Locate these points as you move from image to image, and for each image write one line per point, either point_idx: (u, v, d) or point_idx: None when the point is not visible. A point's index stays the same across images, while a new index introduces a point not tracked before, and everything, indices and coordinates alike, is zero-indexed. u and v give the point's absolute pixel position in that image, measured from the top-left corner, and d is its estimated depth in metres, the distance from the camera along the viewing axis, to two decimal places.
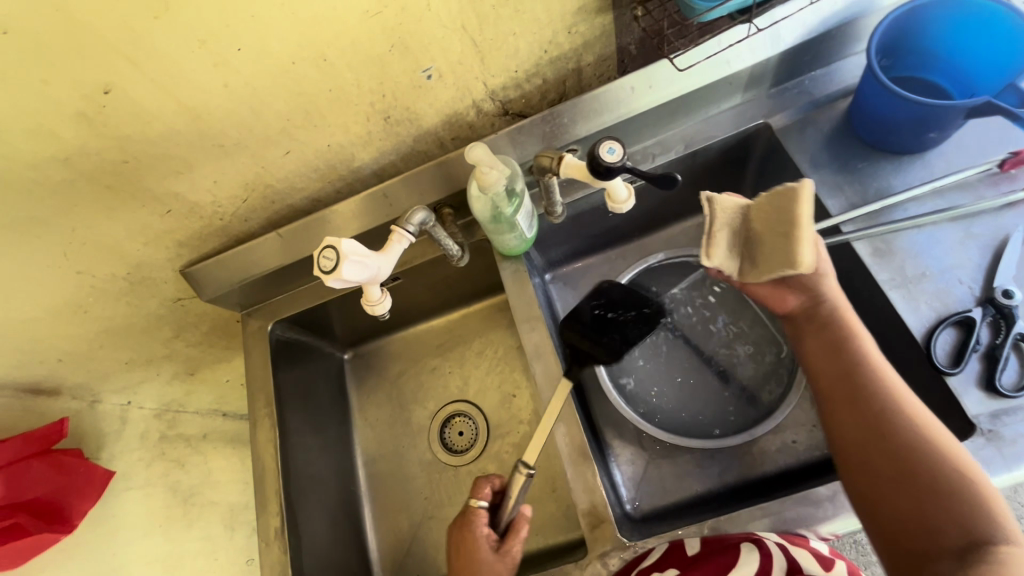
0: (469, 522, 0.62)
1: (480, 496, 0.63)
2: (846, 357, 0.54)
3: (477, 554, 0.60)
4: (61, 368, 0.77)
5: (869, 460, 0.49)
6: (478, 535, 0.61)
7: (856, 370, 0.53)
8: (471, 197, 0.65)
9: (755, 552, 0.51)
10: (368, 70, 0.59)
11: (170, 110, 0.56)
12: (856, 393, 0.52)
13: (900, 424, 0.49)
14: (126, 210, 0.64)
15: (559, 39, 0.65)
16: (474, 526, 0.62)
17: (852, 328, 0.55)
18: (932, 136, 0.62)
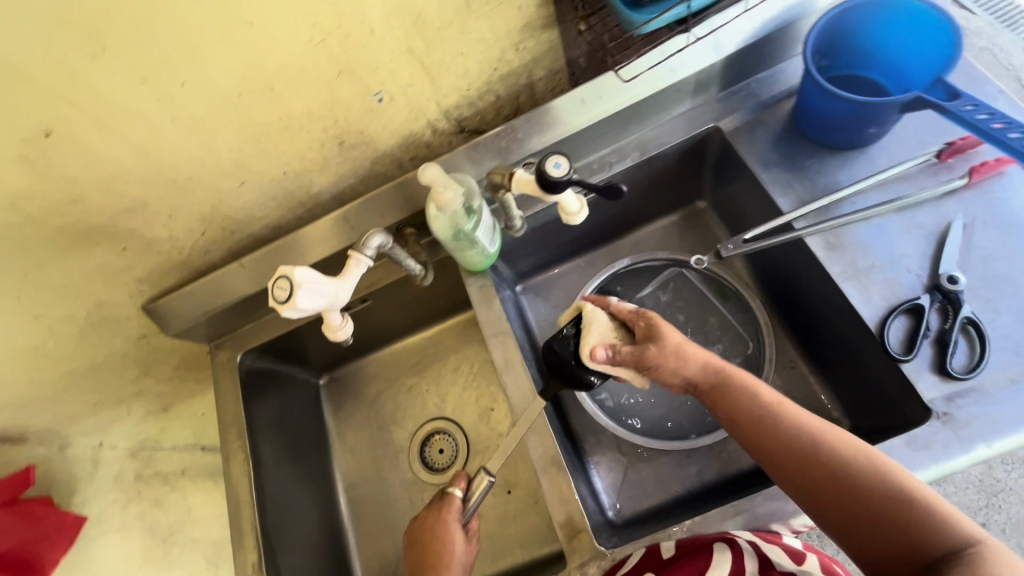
0: (439, 509, 0.64)
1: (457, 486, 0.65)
2: (747, 421, 0.55)
3: (447, 545, 0.61)
4: (25, 415, 0.71)
5: (824, 511, 0.49)
6: (448, 523, 0.62)
7: (761, 430, 0.54)
8: (429, 217, 0.65)
9: (727, 552, 0.52)
10: (318, 97, 0.60)
11: (117, 148, 0.55)
12: (773, 453, 0.53)
13: (827, 471, 0.49)
14: (79, 251, 0.63)
15: (508, 56, 0.66)
16: (445, 513, 0.63)
17: (735, 390, 0.57)
18: (871, 131, 0.64)
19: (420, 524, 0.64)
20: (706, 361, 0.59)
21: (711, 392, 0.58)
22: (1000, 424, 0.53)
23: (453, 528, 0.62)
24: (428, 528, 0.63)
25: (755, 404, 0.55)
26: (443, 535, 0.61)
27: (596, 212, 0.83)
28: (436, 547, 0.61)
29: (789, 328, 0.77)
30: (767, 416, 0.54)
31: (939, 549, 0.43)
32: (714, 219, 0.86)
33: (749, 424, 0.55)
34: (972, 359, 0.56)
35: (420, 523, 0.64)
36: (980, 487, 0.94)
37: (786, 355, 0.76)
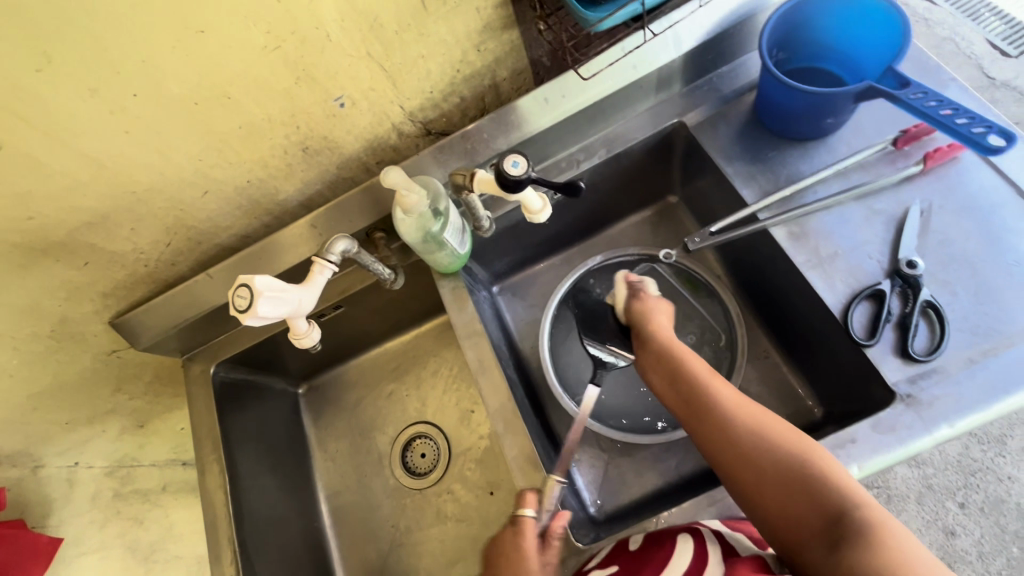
0: (513, 535, 0.54)
1: (525, 504, 0.57)
2: (682, 385, 0.57)
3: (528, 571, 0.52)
4: None
5: (735, 473, 0.51)
6: (524, 551, 0.53)
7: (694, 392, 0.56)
8: (397, 221, 0.65)
9: (690, 542, 0.53)
10: (277, 104, 0.59)
11: (72, 161, 0.54)
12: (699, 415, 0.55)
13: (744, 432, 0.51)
14: (39, 267, 0.62)
15: (469, 57, 0.66)
16: (520, 538, 0.54)
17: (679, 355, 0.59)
18: (828, 122, 0.65)
19: (491, 558, 0.54)
20: (660, 327, 0.63)
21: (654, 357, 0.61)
22: (961, 404, 0.54)
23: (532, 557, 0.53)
24: (502, 561, 0.53)
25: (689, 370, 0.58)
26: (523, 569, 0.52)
27: (568, 210, 0.84)
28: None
29: (760, 319, 0.78)
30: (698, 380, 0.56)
31: (833, 515, 0.45)
32: (685, 214, 0.87)
33: (685, 386, 0.57)
34: (932, 342, 0.57)
35: (491, 555, 0.55)
36: (957, 467, 0.95)
37: (759, 346, 0.77)
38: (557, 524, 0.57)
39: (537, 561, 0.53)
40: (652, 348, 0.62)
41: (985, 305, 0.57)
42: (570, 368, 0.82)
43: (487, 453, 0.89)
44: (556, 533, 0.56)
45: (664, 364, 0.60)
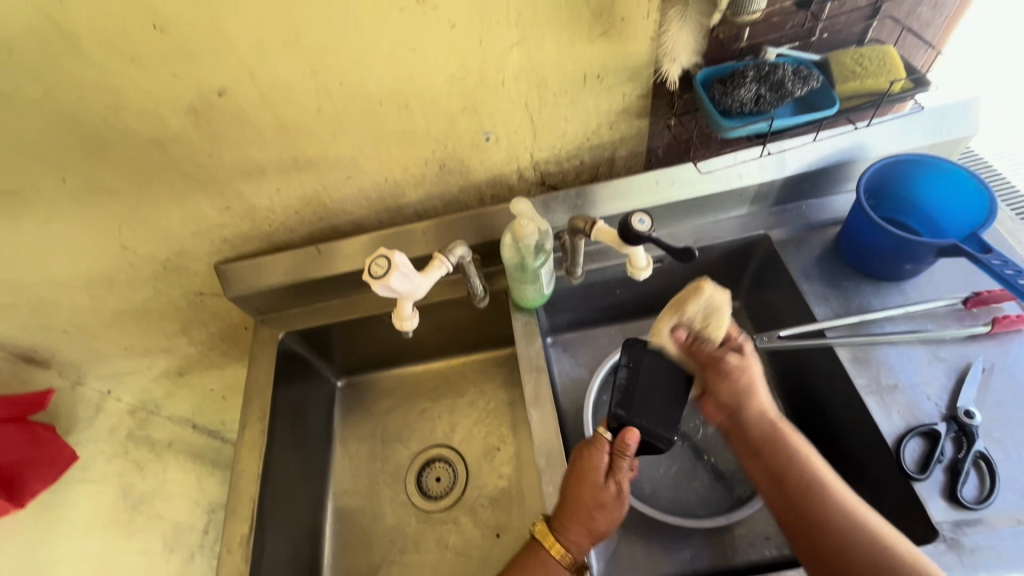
0: (542, 522, 0.61)
1: (605, 428, 0.62)
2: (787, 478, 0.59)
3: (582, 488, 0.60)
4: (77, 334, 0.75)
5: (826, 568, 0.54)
6: (553, 532, 0.60)
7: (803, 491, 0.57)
8: (503, 245, 0.72)
9: None
10: (439, 122, 0.69)
11: (266, 120, 0.64)
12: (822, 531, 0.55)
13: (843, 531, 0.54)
14: (192, 197, 0.71)
15: (601, 131, 0.76)
16: (589, 464, 0.61)
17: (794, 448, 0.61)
18: (907, 267, 0.72)
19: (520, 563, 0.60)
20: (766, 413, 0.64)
21: (778, 454, 0.61)
22: (1004, 559, 0.55)
23: (565, 522, 0.59)
24: (528, 564, 0.59)
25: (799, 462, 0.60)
26: (547, 563, 0.59)
27: (642, 285, 0.89)
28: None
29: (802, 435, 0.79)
30: (832, 498, 0.56)
31: None
32: (744, 319, 0.92)
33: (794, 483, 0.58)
34: (982, 492, 0.59)
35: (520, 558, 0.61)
36: None
37: None
38: (599, 468, 0.60)
39: (591, 493, 0.59)
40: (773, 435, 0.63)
41: None
42: None
43: (503, 493, 0.89)
44: (598, 481, 0.60)
45: (787, 464, 0.60)
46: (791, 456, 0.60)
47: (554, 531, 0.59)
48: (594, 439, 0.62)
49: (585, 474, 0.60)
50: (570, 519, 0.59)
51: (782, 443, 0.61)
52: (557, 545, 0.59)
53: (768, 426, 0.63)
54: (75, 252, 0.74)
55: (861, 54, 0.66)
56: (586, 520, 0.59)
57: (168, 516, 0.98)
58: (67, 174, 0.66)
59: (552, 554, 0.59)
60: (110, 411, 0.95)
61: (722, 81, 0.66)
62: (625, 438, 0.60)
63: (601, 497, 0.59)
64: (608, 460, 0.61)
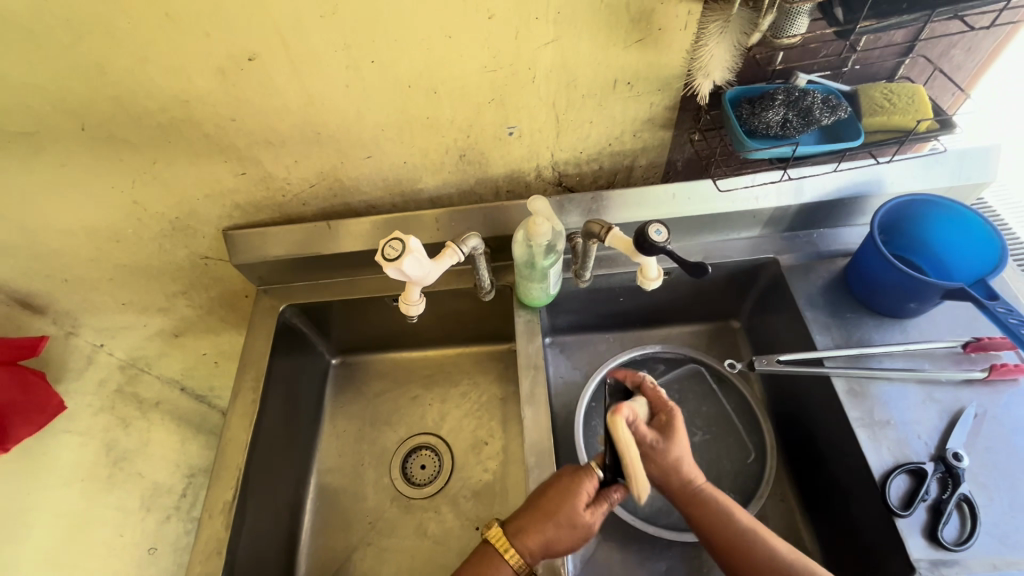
0: (501, 525, 0.60)
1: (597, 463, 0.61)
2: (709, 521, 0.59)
3: (557, 512, 0.59)
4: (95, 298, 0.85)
5: None
6: (511, 537, 0.59)
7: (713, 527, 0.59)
8: (514, 241, 0.72)
9: None
10: (465, 111, 0.68)
11: (293, 91, 0.63)
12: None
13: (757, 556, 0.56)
14: (209, 160, 0.71)
15: (624, 138, 0.76)
16: (572, 491, 0.60)
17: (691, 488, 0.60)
18: (911, 306, 0.72)
19: (471, 560, 0.60)
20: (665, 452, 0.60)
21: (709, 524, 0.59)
22: None
23: (528, 529, 0.59)
24: (477, 561, 0.59)
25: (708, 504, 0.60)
26: (496, 564, 0.58)
27: (646, 295, 0.89)
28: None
29: (788, 462, 0.81)
30: (761, 551, 0.56)
31: None
32: (742, 341, 0.93)
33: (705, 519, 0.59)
34: (961, 534, 0.60)
35: (471, 556, 0.60)
36: None
37: (779, 486, 0.79)
38: (584, 494, 0.60)
39: (565, 515, 0.59)
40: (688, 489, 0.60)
41: (1019, 518, 0.60)
42: (593, 441, 0.83)
43: (486, 487, 0.89)
44: (576, 505, 0.59)
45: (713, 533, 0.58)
46: (714, 528, 0.59)
47: (514, 539, 0.59)
48: (587, 468, 0.62)
49: (565, 495, 0.60)
50: (534, 527, 0.59)
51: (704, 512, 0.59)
52: (513, 550, 0.58)
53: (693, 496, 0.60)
54: (85, 201, 0.74)
55: (891, 89, 0.67)
56: (546, 536, 0.58)
57: (148, 476, 0.97)
58: (86, 121, 0.65)
59: (505, 558, 0.58)
60: (100, 365, 0.94)
61: (751, 102, 0.66)
62: (613, 488, 0.61)
63: (573, 520, 0.59)
64: (592, 491, 0.60)
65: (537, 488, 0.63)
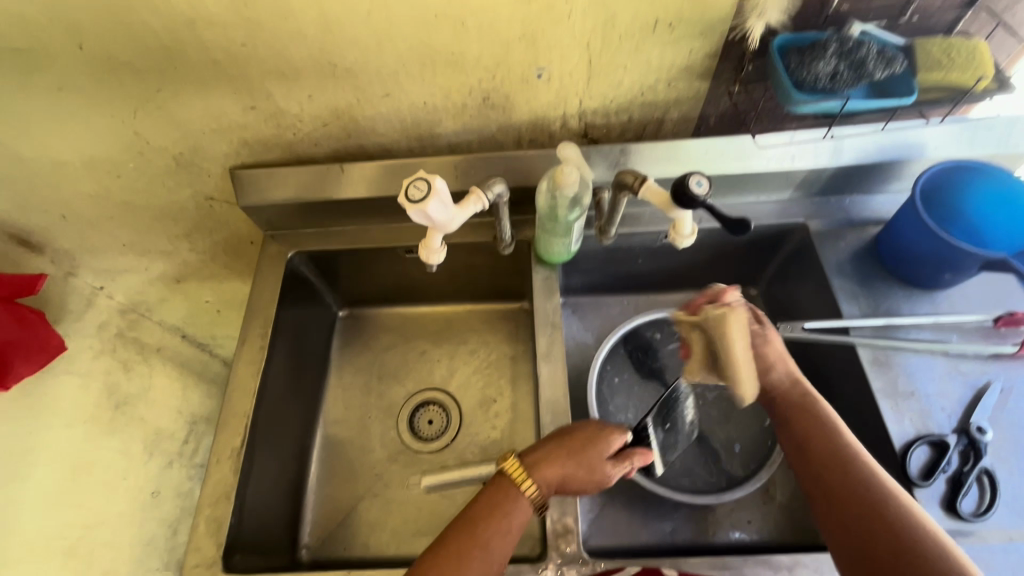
0: (518, 459, 0.61)
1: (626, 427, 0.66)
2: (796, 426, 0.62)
3: (583, 455, 0.62)
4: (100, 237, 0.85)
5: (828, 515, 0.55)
6: (530, 470, 0.60)
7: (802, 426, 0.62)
8: (539, 191, 0.69)
9: None
10: (492, 48, 0.64)
11: (309, 15, 0.58)
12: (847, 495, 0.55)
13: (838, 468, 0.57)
14: (216, 90, 0.66)
15: (658, 87, 0.72)
16: (599, 440, 0.63)
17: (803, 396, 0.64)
18: (945, 277, 0.70)
19: (486, 491, 0.60)
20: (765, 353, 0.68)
21: (806, 426, 0.62)
22: (989, 571, 0.56)
23: (547, 466, 0.60)
24: (493, 488, 0.60)
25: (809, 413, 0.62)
26: (512, 493, 0.59)
27: (666, 258, 0.87)
28: (500, 512, 0.58)
29: None
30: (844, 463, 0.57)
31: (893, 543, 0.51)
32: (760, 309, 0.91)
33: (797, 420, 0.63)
34: (980, 506, 0.59)
35: (487, 485, 0.60)
36: None
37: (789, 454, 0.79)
38: (608, 446, 0.63)
39: (591, 459, 0.62)
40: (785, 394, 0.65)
41: None
42: (607, 401, 0.82)
43: (494, 445, 0.88)
44: (600, 452, 0.62)
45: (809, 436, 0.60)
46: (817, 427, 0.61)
47: (534, 470, 0.60)
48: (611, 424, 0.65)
49: (592, 440, 0.63)
50: (555, 464, 0.60)
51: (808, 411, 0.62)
52: (530, 481, 0.59)
53: (797, 398, 0.64)
54: (83, 130, 0.69)
55: (951, 44, 0.62)
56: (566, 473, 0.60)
57: (149, 420, 0.94)
58: (85, 41, 0.60)
59: (522, 489, 0.59)
60: (100, 307, 0.93)
61: (801, 51, 0.62)
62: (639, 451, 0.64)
63: (592, 465, 0.62)
64: (616, 446, 0.64)
65: (555, 433, 0.64)
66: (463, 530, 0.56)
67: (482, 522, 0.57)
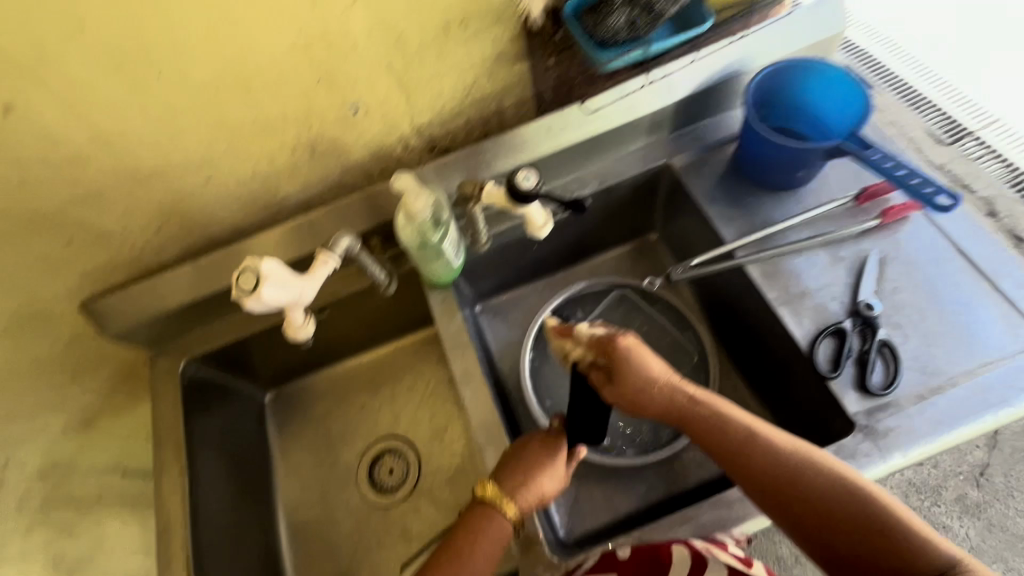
0: (491, 483, 0.61)
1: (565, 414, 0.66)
2: (722, 437, 0.58)
3: (545, 465, 0.61)
4: None
5: (778, 499, 0.54)
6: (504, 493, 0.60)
7: (710, 430, 0.59)
8: (398, 226, 0.67)
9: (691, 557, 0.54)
10: (294, 101, 0.61)
11: (81, 132, 0.55)
12: (819, 511, 0.52)
13: (756, 450, 0.56)
14: (22, 236, 0.61)
15: (480, 82, 0.70)
16: (553, 444, 0.63)
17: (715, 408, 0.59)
18: (800, 173, 0.73)
19: (462, 521, 0.60)
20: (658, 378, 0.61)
21: (706, 419, 0.59)
22: (912, 435, 0.60)
23: (518, 483, 0.60)
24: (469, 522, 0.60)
25: (716, 417, 0.59)
26: (493, 521, 0.59)
27: (557, 236, 0.87)
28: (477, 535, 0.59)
29: (731, 354, 0.82)
30: (752, 448, 0.56)
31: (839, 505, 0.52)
32: (664, 252, 0.92)
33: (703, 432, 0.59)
34: (888, 377, 0.63)
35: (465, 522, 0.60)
36: None
37: (728, 381, 0.82)
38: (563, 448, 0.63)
39: (553, 465, 0.61)
40: (689, 408, 0.60)
41: (933, 346, 0.64)
42: (546, 385, 0.82)
43: (458, 471, 0.87)
44: (558, 457, 0.62)
45: (718, 429, 0.58)
46: (738, 439, 0.57)
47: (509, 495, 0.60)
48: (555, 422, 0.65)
49: (547, 449, 0.62)
50: (522, 483, 0.60)
51: (706, 411, 0.60)
52: (508, 505, 0.59)
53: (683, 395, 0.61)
54: None
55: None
56: (539, 488, 0.60)
57: (113, 572, 0.83)
58: None
59: (502, 511, 0.59)
60: None
61: (593, 11, 0.62)
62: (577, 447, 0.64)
63: (554, 472, 0.61)
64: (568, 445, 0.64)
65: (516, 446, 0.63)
66: (448, 564, 0.58)
67: (467, 553, 0.58)
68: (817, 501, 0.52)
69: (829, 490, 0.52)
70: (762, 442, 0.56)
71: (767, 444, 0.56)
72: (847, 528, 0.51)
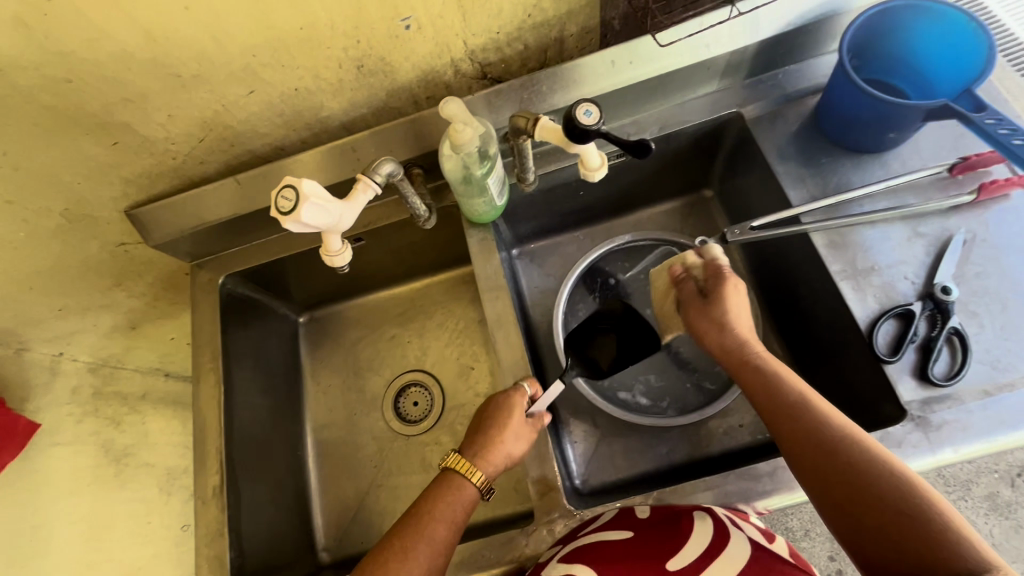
0: (457, 452, 0.60)
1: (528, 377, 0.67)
2: (773, 398, 0.55)
3: (509, 424, 0.61)
4: None
5: (812, 468, 0.50)
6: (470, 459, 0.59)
7: (762, 389, 0.56)
8: (442, 156, 0.64)
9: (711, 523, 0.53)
10: (342, 11, 0.57)
11: (122, 30, 0.53)
12: (853, 488, 0.47)
13: (803, 415, 0.52)
14: (67, 136, 0.61)
15: (544, 4, 0.63)
16: (516, 403, 0.63)
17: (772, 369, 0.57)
18: (890, 136, 0.65)
19: (429, 491, 0.58)
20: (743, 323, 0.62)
21: (761, 378, 0.57)
22: (968, 432, 0.56)
23: (484, 448, 0.60)
24: (437, 491, 0.58)
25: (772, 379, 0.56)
26: (460, 487, 0.58)
27: (606, 183, 0.82)
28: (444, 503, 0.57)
29: (776, 325, 0.78)
30: (803, 414, 0.52)
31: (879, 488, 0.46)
32: (718, 211, 0.86)
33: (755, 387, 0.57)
34: (952, 368, 0.58)
35: (430, 491, 0.58)
36: None
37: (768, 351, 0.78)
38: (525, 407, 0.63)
39: (519, 424, 0.62)
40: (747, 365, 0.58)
41: (1010, 340, 0.58)
42: None
43: None
44: (521, 415, 0.62)
45: (770, 390, 0.55)
46: (789, 402, 0.54)
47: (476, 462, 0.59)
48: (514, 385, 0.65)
49: (509, 408, 0.62)
50: (488, 445, 0.60)
51: (759, 369, 0.58)
52: (475, 471, 0.59)
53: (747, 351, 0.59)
54: None
55: None
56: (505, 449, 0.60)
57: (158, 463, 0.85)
58: None
59: (469, 477, 0.58)
60: None
61: None
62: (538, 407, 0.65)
63: (519, 430, 0.62)
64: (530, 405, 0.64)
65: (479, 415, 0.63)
66: (410, 533, 0.54)
67: (430, 519, 0.55)
68: (854, 478, 0.47)
69: (873, 470, 0.47)
70: (813, 409, 0.52)
71: (817, 412, 0.52)
72: (881, 512, 0.45)
